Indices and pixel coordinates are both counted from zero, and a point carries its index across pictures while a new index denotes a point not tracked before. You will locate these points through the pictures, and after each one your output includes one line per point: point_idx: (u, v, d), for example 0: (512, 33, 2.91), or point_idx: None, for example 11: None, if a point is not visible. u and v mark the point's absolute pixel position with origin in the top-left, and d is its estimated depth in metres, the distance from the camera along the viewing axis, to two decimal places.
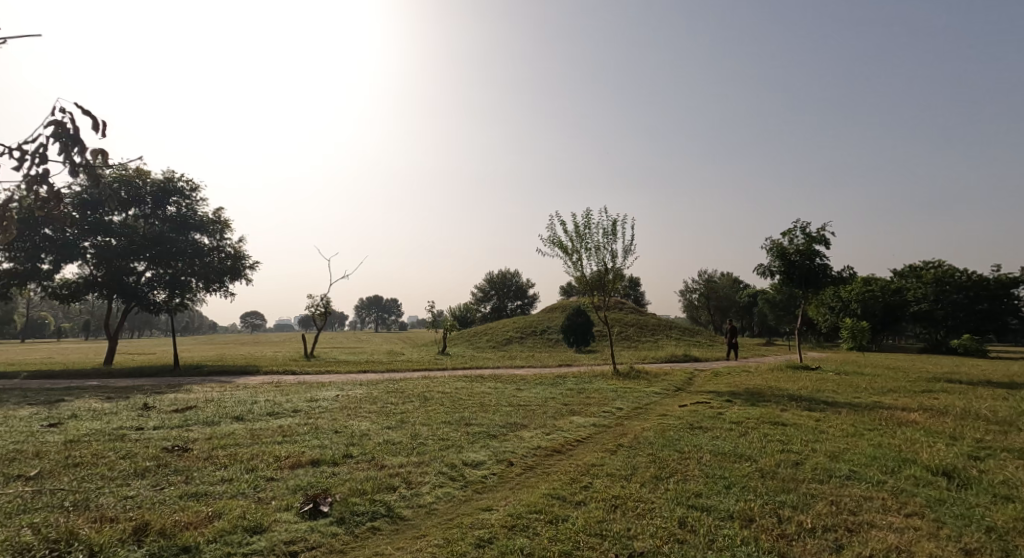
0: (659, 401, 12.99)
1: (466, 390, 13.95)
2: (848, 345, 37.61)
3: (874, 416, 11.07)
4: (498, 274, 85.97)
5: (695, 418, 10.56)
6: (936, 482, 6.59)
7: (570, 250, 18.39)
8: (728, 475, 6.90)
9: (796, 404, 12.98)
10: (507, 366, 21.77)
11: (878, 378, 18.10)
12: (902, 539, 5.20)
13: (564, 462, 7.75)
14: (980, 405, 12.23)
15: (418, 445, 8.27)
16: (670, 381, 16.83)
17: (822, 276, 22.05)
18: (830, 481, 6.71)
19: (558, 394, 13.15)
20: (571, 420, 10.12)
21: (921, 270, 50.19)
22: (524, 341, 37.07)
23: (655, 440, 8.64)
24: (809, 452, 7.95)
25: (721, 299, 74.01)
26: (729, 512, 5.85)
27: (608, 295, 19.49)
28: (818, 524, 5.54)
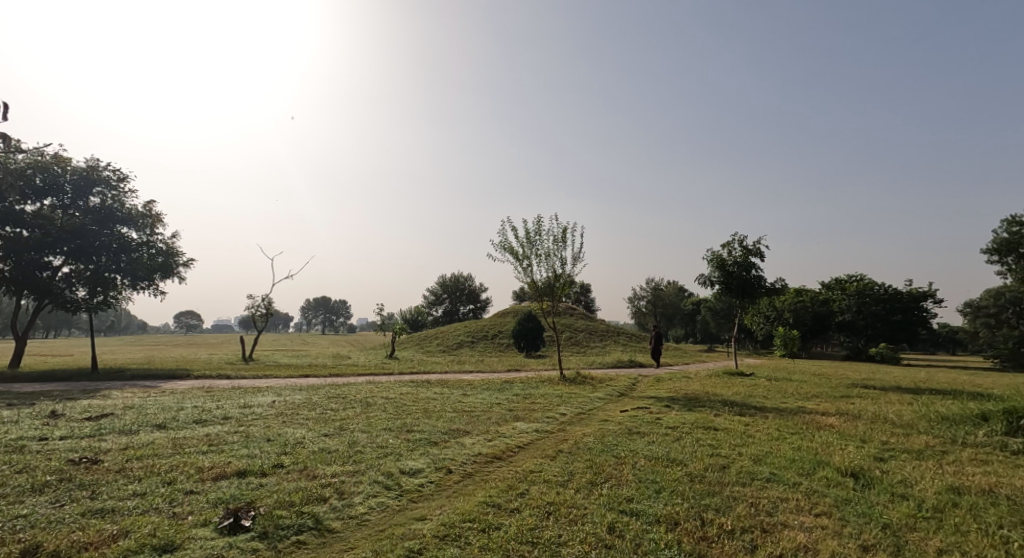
0: (602, 406, 13.26)
1: (411, 396, 13.72)
2: (780, 353, 39.55)
3: (798, 421, 11.74)
4: (451, 277, 85.43)
5: (634, 423, 10.86)
6: (845, 483, 7.05)
7: (521, 256, 18.52)
8: (659, 479, 7.12)
9: (729, 409, 13.59)
10: (456, 370, 21.62)
11: (803, 384, 19.21)
12: (810, 538, 5.52)
13: (503, 468, 7.78)
14: (889, 409, 13.24)
15: (354, 453, 8.07)
16: (614, 387, 17.19)
17: (758, 287, 23.17)
18: (752, 484, 7.07)
19: (504, 399, 13.19)
20: (513, 426, 10.17)
21: (846, 282, 53.94)
22: (474, 345, 36.95)
23: (594, 445, 8.81)
24: (736, 456, 8.33)
25: (667, 306, 77.06)
26: (656, 517, 6.03)
27: (557, 301, 19.71)
28: (738, 526, 5.80)
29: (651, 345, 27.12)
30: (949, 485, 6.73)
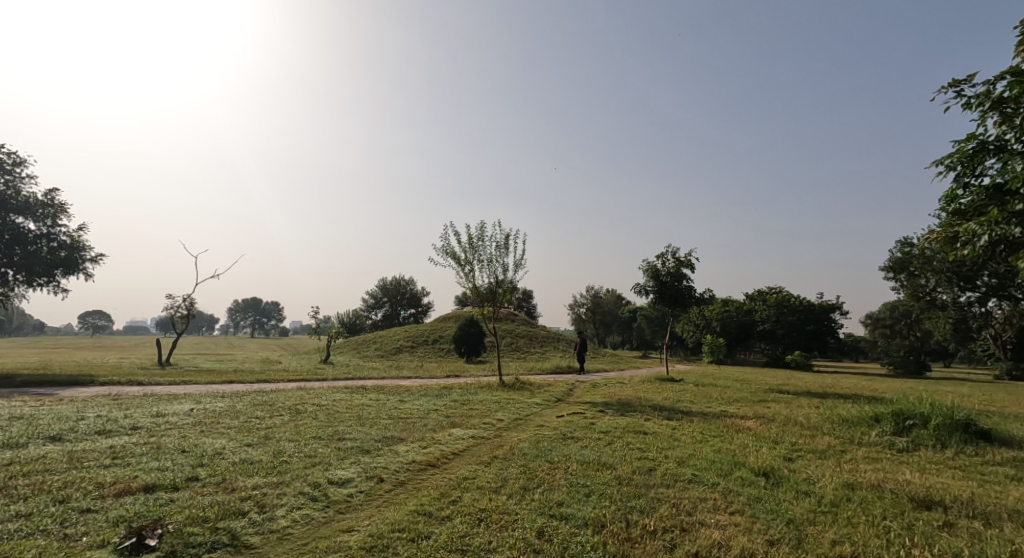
0: (538, 411, 13.44)
1: (345, 402, 13.33)
2: (710, 357, 42.24)
3: (719, 424, 12.43)
4: (392, 280, 84.04)
5: (569, 428, 11.10)
6: (757, 482, 7.54)
7: (463, 261, 18.48)
8: (589, 483, 7.33)
9: (658, 414, 14.15)
10: (393, 376, 21.20)
11: (726, 389, 20.30)
12: (723, 535, 5.86)
13: (436, 476, 7.74)
14: (799, 413, 14.28)
15: (280, 464, 7.78)
16: (551, 392, 17.46)
17: (689, 297, 24.28)
18: (675, 485, 7.43)
19: (441, 406, 13.07)
20: (449, 432, 10.12)
21: (766, 294, 57.60)
22: (414, 350, 36.47)
23: (529, 451, 8.93)
24: (662, 459, 8.71)
25: (606, 313, 79.16)
26: (584, 520, 6.21)
27: (498, 307, 19.78)
28: (659, 526, 6.07)
29: (577, 351, 27.35)
30: (845, 481, 7.36)
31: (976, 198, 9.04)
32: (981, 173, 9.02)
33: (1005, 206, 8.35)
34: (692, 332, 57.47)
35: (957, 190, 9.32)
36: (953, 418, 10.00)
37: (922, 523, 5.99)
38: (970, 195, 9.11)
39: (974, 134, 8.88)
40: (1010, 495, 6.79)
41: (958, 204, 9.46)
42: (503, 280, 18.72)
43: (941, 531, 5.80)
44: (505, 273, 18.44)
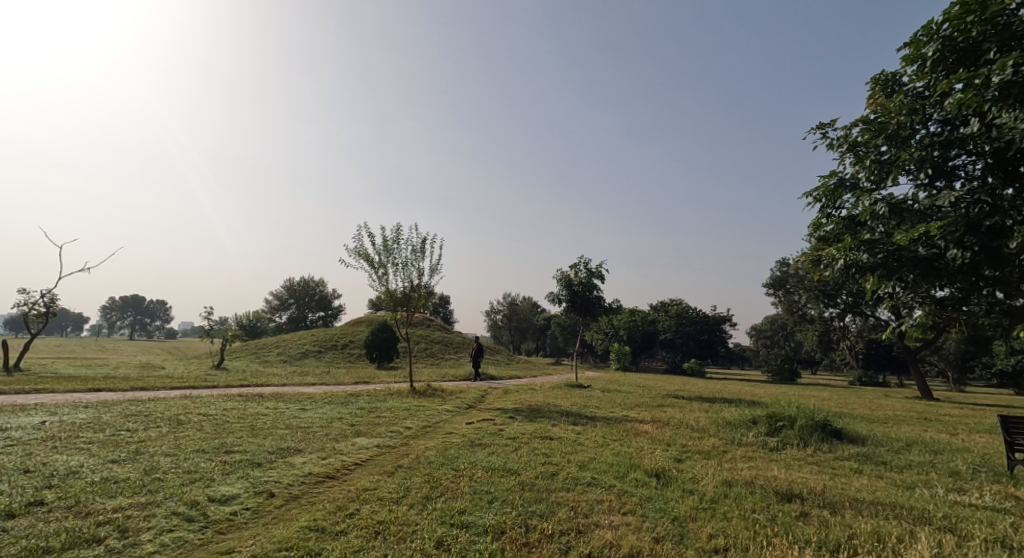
0: (448, 419, 13.20)
1: (235, 412, 12.33)
2: (616, 365, 44.13)
3: (620, 428, 12.91)
4: (300, 281, 80.08)
5: (477, 435, 11.01)
6: (649, 482, 7.88)
7: (376, 263, 17.87)
8: (492, 490, 7.27)
9: (565, 419, 14.44)
10: (295, 382, 19.97)
11: (629, 395, 21.21)
12: (616, 535, 6.03)
13: (333, 488, 7.33)
14: (692, 416, 15.19)
15: (149, 482, 7.00)
16: (462, 399, 17.22)
17: (599, 306, 25.13)
18: (575, 489, 7.56)
19: (345, 414, 12.46)
20: (352, 442, 9.66)
21: (668, 305, 61.32)
22: (320, 354, 34.73)
23: (435, 459, 8.72)
24: (565, 463, 8.85)
25: (521, 320, 79.87)
26: (484, 527, 6.13)
27: (412, 312, 19.29)
28: (557, 529, 6.14)
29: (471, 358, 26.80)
30: (726, 479, 7.90)
31: (835, 227, 10.18)
32: (839, 206, 10.18)
33: (858, 236, 9.47)
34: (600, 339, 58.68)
35: (821, 219, 10.43)
36: (815, 419, 11.09)
37: (784, 514, 6.53)
38: (831, 225, 10.23)
39: (835, 171, 10.03)
40: (856, 486, 7.61)
41: (821, 232, 10.61)
42: (418, 284, 18.31)
43: (801, 521, 6.34)
44: (420, 277, 18.03)
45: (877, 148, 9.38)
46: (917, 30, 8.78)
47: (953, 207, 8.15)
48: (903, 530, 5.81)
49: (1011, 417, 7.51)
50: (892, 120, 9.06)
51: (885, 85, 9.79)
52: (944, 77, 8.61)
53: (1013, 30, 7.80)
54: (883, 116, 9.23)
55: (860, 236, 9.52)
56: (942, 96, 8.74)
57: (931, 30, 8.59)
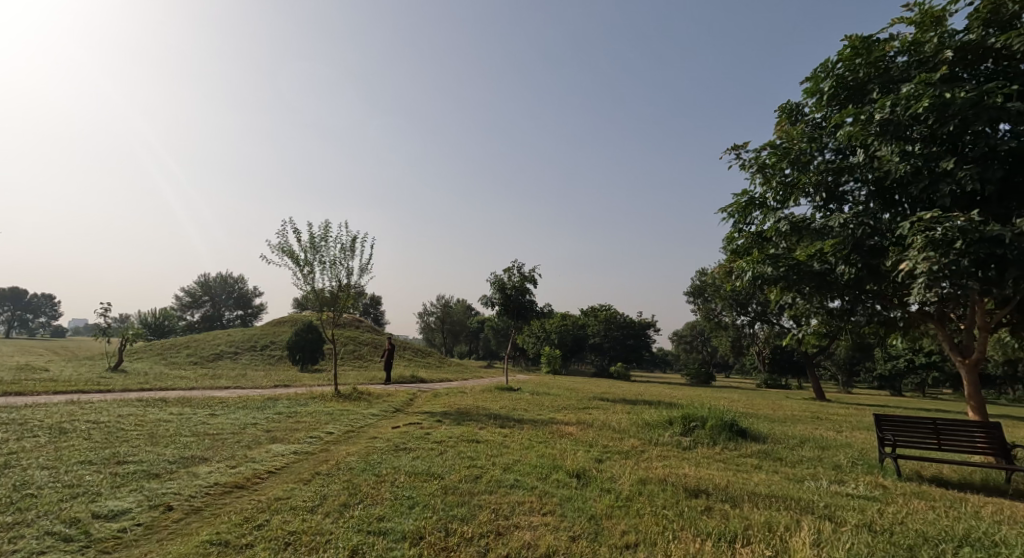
0: (372, 423, 12.97)
1: (134, 418, 11.47)
2: (546, 369, 44.76)
3: (546, 430, 13.23)
4: (217, 278, 75.88)
5: (402, 439, 10.91)
6: (569, 483, 8.17)
7: (302, 262, 17.22)
8: (414, 495, 7.25)
9: (492, 422, 14.60)
10: (207, 386, 18.80)
11: (557, 398, 21.71)
12: (533, 535, 6.22)
13: (242, 498, 7.03)
14: (614, 418, 15.83)
15: (24, 499, 6.43)
16: (390, 403, 16.93)
17: (531, 310, 25.57)
18: (497, 491, 7.71)
19: (262, 419, 11.95)
20: (267, 449, 9.30)
21: (597, 310, 63.42)
22: (237, 356, 32.93)
23: (356, 464, 8.56)
24: (489, 466, 8.98)
25: (454, 322, 79.48)
26: (402, 533, 6.12)
27: (339, 312, 18.75)
28: (475, 532, 6.24)
29: (382, 358, 25.98)
30: (640, 478, 8.33)
31: (745, 241, 11.00)
32: (749, 222, 11.02)
33: (764, 251, 10.31)
34: (533, 343, 58.39)
35: (734, 234, 11.21)
36: (722, 420, 11.91)
37: (689, 508, 7.00)
38: (742, 239, 11.04)
39: (746, 190, 10.84)
40: (754, 480, 8.27)
41: (733, 246, 11.43)
42: (346, 283, 17.82)
43: (703, 515, 6.81)
44: (348, 276, 17.57)
45: (782, 170, 10.26)
46: (816, 67, 9.70)
47: (842, 228, 9.09)
48: (789, 519, 6.41)
49: (886, 417, 8.31)
50: (795, 147, 9.95)
51: (790, 113, 10.70)
52: (838, 111, 9.57)
53: (891, 74, 8.82)
54: (788, 142, 10.11)
55: (766, 251, 10.35)
56: (835, 127, 9.71)
57: (827, 68, 9.51)
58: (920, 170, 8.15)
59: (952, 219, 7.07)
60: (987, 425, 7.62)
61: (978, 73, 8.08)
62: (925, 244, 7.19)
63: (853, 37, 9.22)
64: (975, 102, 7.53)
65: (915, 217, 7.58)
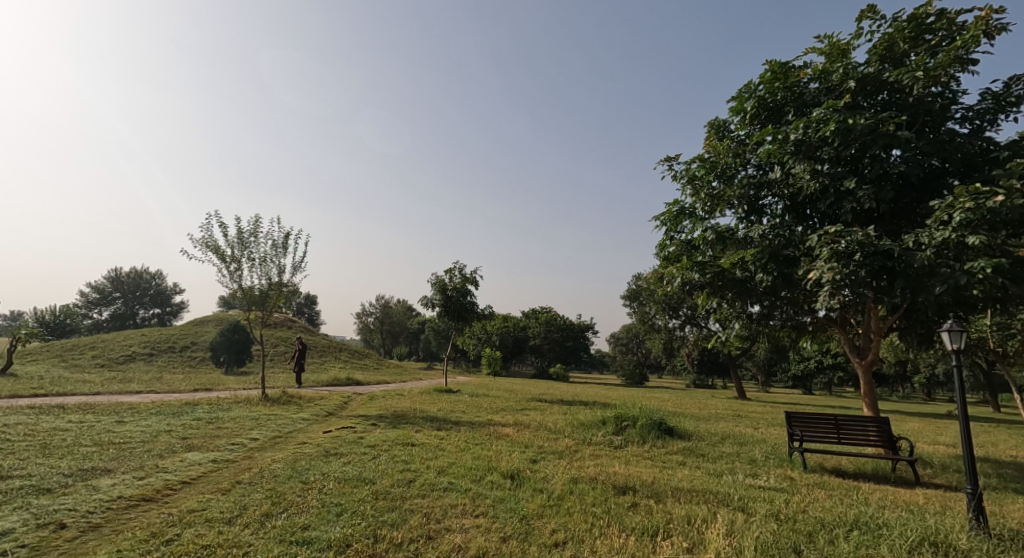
0: (302, 427, 12.57)
1: (27, 428, 10.54)
2: (486, 371, 44.88)
3: (482, 432, 13.30)
4: (131, 274, 70.88)
5: (334, 444, 10.64)
6: (503, 484, 8.28)
7: (228, 258, 16.42)
8: (342, 501, 7.12)
9: (429, 425, 14.47)
10: (115, 391, 17.48)
11: (495, 400, 21.81)
12: (464, 538, 6.27)
13: (150, 512, 6.65)
14: (550, 418, 16.11)
15: None
16: (321, 406, 16.42)
17: (471, 312, 25.56)
18: (430, 494, 7.70)
19: (177, 426, 11.28)
20: (182, 458, 8.81)
21: (538, 312, 64.24)
22: (153, 357, 30.84)
23: (281, 472, 8.28)
24: (423, 470, 8.93)
25: (393, 323, 78.10)
26: (327, 542, 5.99)
27: (268, 312, 17.99)
28: (405, 537, 6.21)
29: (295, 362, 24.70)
30: (571, 477, 8.56)
31: (676, 248, 11.53)
32: (679, 230, 11.57)
33: (692, 257, 10.84)
34: (474, 344, 58.51)
35: (666, 241, 11.73)
36: (652, 419, 12.41)
37: (617, 505, 7.29)
38: (673, 246, 11.57)
39: (678, 200, 11.40)
40: (677, 476, 8.70)
41: (665, 252, 11.96)
42: (276, 282, 17.14)
43: (629, 511, 7.10)
44: (279, 274, 16.92)
45: (709, 183, 10.86)
46: (740, 88, 10.33)
47: (761, 239, 9.72)
48: (705, 511, 6.81)
49: (796, 413, 8.98)
50: (721, 161, 10.57)
51: (717, 130, 11.32)
52: (759, 129, 10.23)
53: (805, 99, 9.57)
54: (715, 156, 10.72)
55: (694, 258, 10.89)
56: (756, 144, 10.37)
57: (749, 89, 10.17)
58: (827, 188, 8.86)
59: (852, 233, 7.75)
60: (879, 420, 8.37)
61: (875, 103, 8.92)
62: (830, 255, 7.84)
63: (772, 62, 9.91)
64: (873, 128, 8.29)
65: (822, 230, 8.23)
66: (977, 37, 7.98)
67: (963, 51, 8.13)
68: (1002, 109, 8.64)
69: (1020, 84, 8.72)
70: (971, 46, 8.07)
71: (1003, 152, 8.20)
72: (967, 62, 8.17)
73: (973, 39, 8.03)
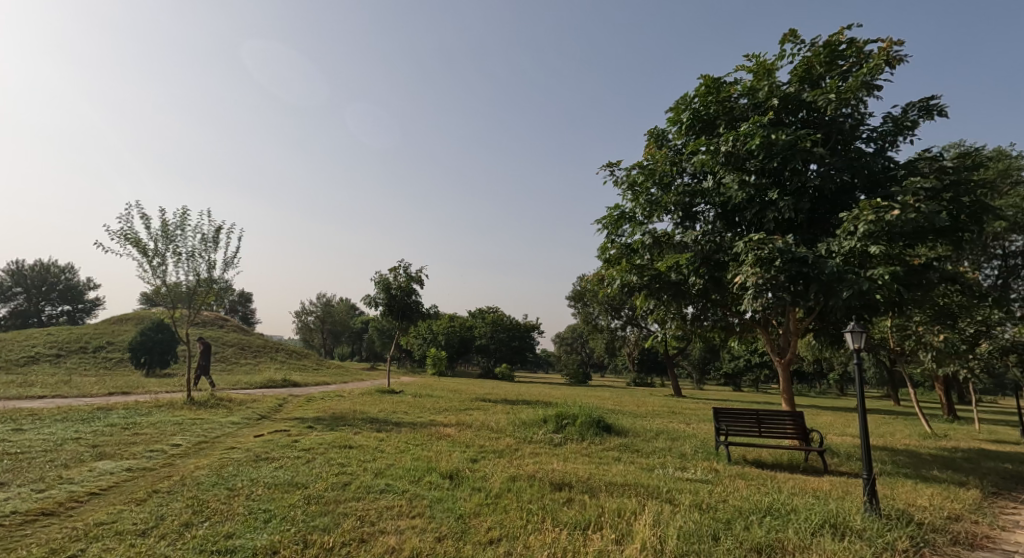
0: (231, 432, 12.04)
1: None
2: (432, 372, 44.47)
3: (424, 433, 13.21)
4: (37, 269, 65.29)
5: (265, 448, 10.26)
6: (442, 484, 8.27)
7: (151, 252, 15.48)
8: (271, 508, 6.89)
9: (369, 426, 14.21)
10: (18, 396, 16.08)
11: (439, 400, 21.68)
12: (399, 539, 6.21)
13: (51, 527, 6.19)
14: (492, 418, 16.19)
15: None
16: (254, 409, 15.80)
17: (416, 311, 25.25)
18: (366, 497, 7.59)
19: (88, 433, 10.53)
20: (93, 467, 8.25)
21: (484, 312, 64.26)
22: (63, 359, 28.54)
23: (205, 479, 7.90)
24: (359, 472, 8.77)
25: (335, 322, 75.96)
26: (253, 549, 5.79)
27: (196, 310, 17.07)
28: (337, 542, 6.09)
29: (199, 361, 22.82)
30: (509, 475, 8.66)
31: (616, 251, 11.87)
32: (620, 234, 11.92)
33: (632, 260, 11.20)
34: (420, 344, 57.84)
35: (607, 244, 12.06)
36: (590, 417, 12.71)
37: (553, 501, 7.43)
38: (614, 249, 11.90)
39: (619, 205, 11.74)
40: (612, 471, 8.97)
41: (606, 255, 12.29)
42: (205, 278, 16.31)
43: (564, 506, 7.25)
44: (208, 270, 16.12)
45: (648, 189, 11.25)
46: (677, 99, 10.77)
47: (695, 244, 10.19)
48: (635, 504, 7.07)
49: (722, 409, 9.45)
50: (659, 168, 10.99)
51: (656, 139, 11.73)
52: (693, 140, 10.68)
53: (734, 113, 10.12)
54: (653, 164, 11.14)
55: (633, 260, 11.24)
56: (691, 154, 10.83)
57: (685, 101, 10.63)
58: (753, 198, 9.40)
59: (773, 241, 8.26)
60: (794, 413, 8.95)
61: (795, 121, 9.57)
62: (754, 261, 8.33)
63: (706, 77, 10.42)
64: (793, 144, 8.87)
65: (748, 237, 8.70)
66: (879, 65, 8.71)
67: (869, 77, 8.86)
68: (900, 131, 9.46)
69: (914, 110, 9.57)
70: (876, 73, 8.81)
71: (902, 170, 8.98)
72: (873, 87, 8.89)
73: (877, 66, 8.75)
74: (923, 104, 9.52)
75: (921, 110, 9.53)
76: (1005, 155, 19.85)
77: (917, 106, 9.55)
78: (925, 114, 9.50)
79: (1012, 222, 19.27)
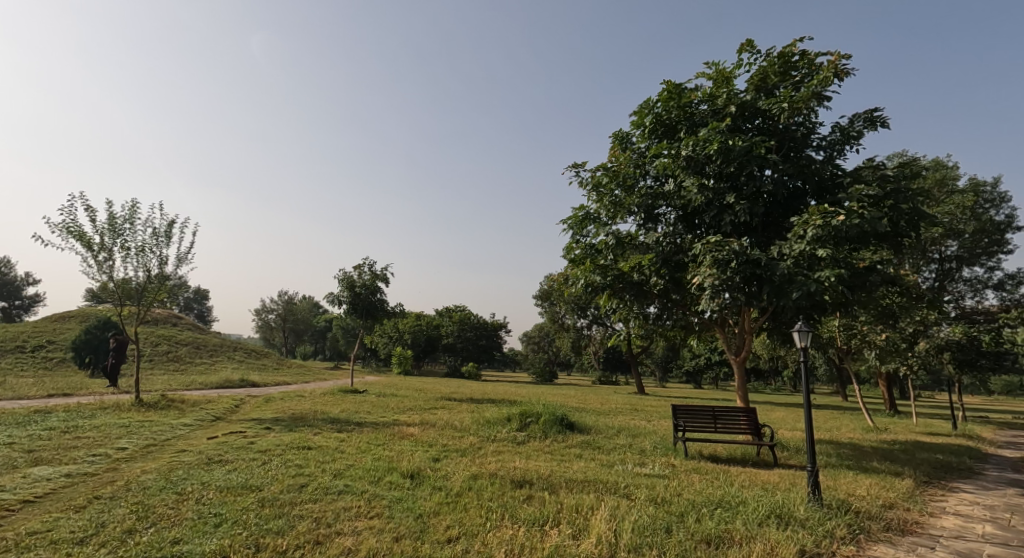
0: (183, 434, 11.63)
1: None
2: (397, 371, 43.98)
3: (386, 432, 13.04)
4: None
5: (219, 450, 9.94)
6: (402, 483, 8.19)
7: (97, 246, 14.79)
8: (222, 511, 6.68)
9: (329, 427, 13.93)
10: None
11: (403, 399, 21.45)
12: (355, 540, 6.12)
13: None
14: (456, 417, 16.10)
15: None
16: (208, 410, 15.29)
17: (381, 309, 24.88)
18: (323, 498, 7.44)
19: (24, 438, 9.98)
20: (28, 474, 7.83)
21: (450, 311, 63.91)
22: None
23: (152, 483, 7.61)
24: (317, 473, 8.59)
25: (297, 321, 74.21)
26: (201, 554, 5.61)
27: (146, 307, 16.38)
28: (291, 544, 5.96)
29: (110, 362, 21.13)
30: (470, 474, 8.64)
31: (581, 251, 11.96)
32: (584, 234, 12.03)
33: (596, 260, 11.31)
34: (385, 343, 57.12)
35: (572, 244, 12.15)
36: (553, 415, 12.80)
37: (513, 498, 7.46)
38: (578, 249, 11.99)
39: (584, 205, 11.85)
40: (572, 468, 9.06)
41: (571, 255, 12.37)
42: (155, 273, 15.68)
43: (523, 504, 7.29)
44: (159, 265, 15.51)
45: (612, 191, 11.38)
46: (640, 104, 10.94)
47: (656, 245, 10.37)
48: (593, 500, 7.17)
49: (680, 406, 9.67)
50: (623, 170, 11.14)
51: (620, 141, 11.87)
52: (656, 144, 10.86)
53: (695, 118, 10.35)
54: (617, 165, 11.27)
55: (597, 261, 11.35)
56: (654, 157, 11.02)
57: (648, 105, 10.80)
58: (711, 201, 9.62)
59: (729, 244, 8.48)
60: (748, 409, 9.23)
61: (751, 128, 9.85)
62: (711, 262, 8.54)
63: (668, 82, 10.62)
64: (749, 150, 9.14)
65: (705, 238, 8.91)
66: (829, 76, 9.06)
67: (819, 87, 9.19)
68: (847, 141, 9.86)
69: (860, 121, 9.99)
70: (825, 84, 9.15)
71: (849, 177, 9.35)
72: (823, 97, 9.23)
73: (827, 78, 9.10)
74: (868, 116, 9.95)
75: (866, 121, 9.95)
76: (943, 165, 20.99)
77: (863, 117, 9.97)
78: (869, 125, 9.93)
79: (950, 227, 20.40)
